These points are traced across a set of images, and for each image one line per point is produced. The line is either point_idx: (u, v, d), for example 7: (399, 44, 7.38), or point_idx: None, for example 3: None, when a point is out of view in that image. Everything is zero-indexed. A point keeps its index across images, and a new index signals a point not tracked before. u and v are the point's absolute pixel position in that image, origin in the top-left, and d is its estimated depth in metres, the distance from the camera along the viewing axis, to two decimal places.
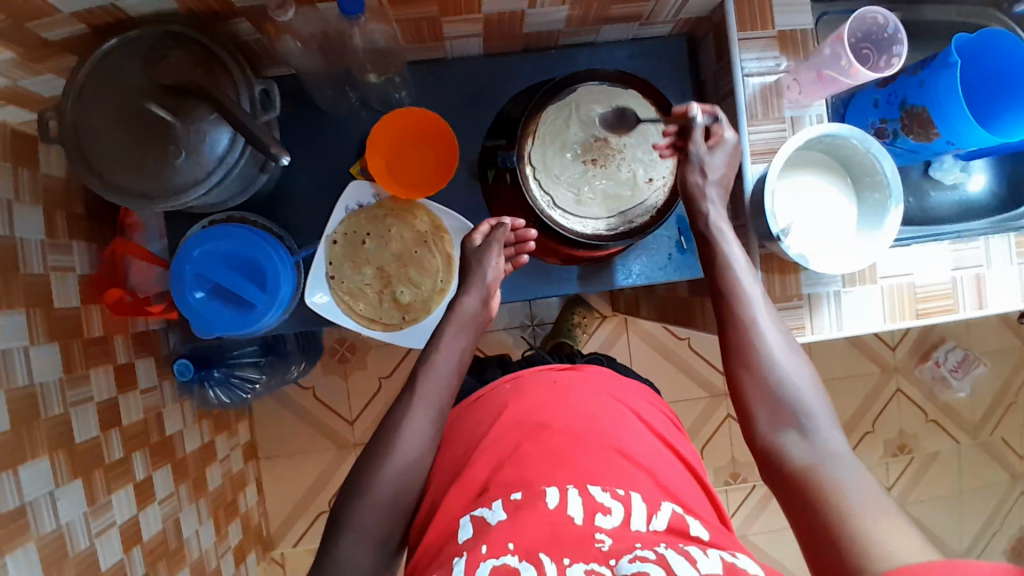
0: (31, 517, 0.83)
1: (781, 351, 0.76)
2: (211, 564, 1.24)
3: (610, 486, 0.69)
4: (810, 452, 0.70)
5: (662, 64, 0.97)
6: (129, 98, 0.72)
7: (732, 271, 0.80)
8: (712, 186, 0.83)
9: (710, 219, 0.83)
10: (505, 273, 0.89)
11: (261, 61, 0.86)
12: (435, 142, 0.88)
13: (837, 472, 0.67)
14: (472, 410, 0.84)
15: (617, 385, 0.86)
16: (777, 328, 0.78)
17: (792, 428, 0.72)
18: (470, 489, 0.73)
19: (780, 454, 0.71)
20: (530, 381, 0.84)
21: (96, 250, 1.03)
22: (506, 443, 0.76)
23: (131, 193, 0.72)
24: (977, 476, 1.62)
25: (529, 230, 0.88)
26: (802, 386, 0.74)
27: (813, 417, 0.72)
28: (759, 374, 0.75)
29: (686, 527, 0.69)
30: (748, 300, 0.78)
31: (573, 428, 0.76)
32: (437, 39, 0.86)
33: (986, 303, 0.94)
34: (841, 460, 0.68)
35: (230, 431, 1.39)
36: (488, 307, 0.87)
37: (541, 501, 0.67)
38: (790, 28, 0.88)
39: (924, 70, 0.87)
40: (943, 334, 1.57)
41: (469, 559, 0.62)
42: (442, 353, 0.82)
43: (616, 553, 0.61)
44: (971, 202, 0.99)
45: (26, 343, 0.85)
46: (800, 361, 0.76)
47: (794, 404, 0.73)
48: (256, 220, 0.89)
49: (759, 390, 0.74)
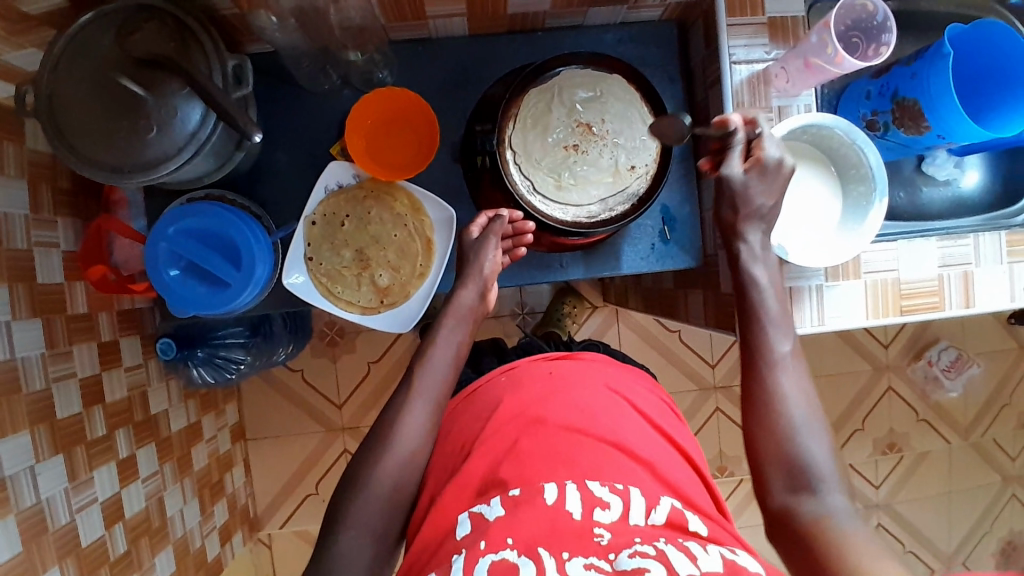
0: (11, 492, 0.83)
1: (804, 414, 0.75)
2: (196, 543, 1.24)
3: (609, 480, 0.69)
4: (824, 516, 0.69)
5: (652, 49, 0.95)
6: (102, 70, 0.71)
7: (763, 328, 0.78)
8: (745, 223, 0.80)
9: (743, 268, 0.80)
10: (503, 266, 0.89)
11: (243, 38, 0.85)
12: (415, 125, 0.88)
13: (848, 530, 0.67)
14: (467, 403, 0.83)
15: (615, 374, 0.86)
16: (803, 391, 0.76)
17: (805, 489, 0.71)
18: (470, 487, 0.71)
19: (792, 512, 0.71)
20: (527, 373, 0.83)
21: (82, 226, 1.03)
22: (503, 436, 0.74)
23: (103, 168, 0.72)
24: (966, 478, 1.61)
25: (527, 222, 0.87)
26: (820, 453, 0.73)
27: (829, 483, 0.71)
28: (778, 434, 0.73)
29: (684, 521, 0.68)
30: (776, 361, 0.77)
31: (571, 423, 0.75)
32: (420, 17, 0.85)
33: (974, 301, 0.92)
34: (852, 521, 0.68)
35: (218, 411, 1.40)
36: (487, 299, 0.88)
37: (539, 497, 0.66)
38: (781, 15, 0.86)
39: (917, 62, 0.86)
40: (937, 333, 1.55)
41: (468, 555, 0.62)
42: (438, 347, 0.83)
43: (616, 547, 0.62)
44: (964, 198, 0.97)
45: (8, 318, 0.85)
46: (821, 423, 0.75)
47: (812, 468, 0.72)
48: (234, 199, 0.88)
49: (776, 451, 0.73)
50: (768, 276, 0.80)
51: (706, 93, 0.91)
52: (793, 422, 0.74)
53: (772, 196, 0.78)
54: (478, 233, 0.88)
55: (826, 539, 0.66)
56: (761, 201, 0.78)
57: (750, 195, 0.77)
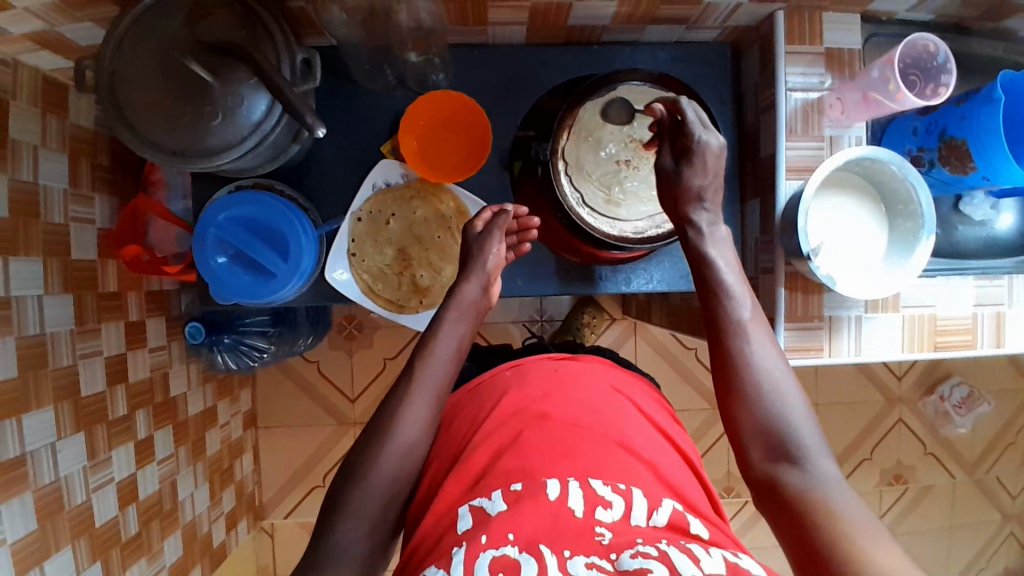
0: (30, 467, 0.82)
1: (768, 376, 0.73)
2: (203, 529, 1.24)
3: (612, 480, 0.68)
4: (809, 483, 0.67)
5: (705, 69, 0.96)
6: (168, 51, 0.71)
7: (722, 299, 0.77)
8: (702, 210, 0.81)
9: (710, 267, 0.80)
10: (506, 260, 0.90)
11: (304, 30, 0.86)
12: (466, 134, 0.89)
13: (831, 497, 0.65)
14: (474, 395, 0.84)
15: (616, 376, 0.86)
16: (768, 353, 0.75)
17: (784, 456, 0.69)
18: (467, 477, 0.71)
19: (775, 483, 0.69)
20: (532, 370, 0.83)
21: (117, 204, 1.02)
22: (507, 430, 0.75)
23: (163, 149, 0.72)
24: (967, 513, 1.62)
25: (531, 218, 0.90)
26: (797, 416, 0.71)
27: (807, 447, 0.69)
28: (750, 403, 0.72)
29: (686, 524, 0.66)
30: (736, 327, 0.76)
31: (574, 421, 0.75)
32: (482, 23, 0.85)
33: (1004, 341, 0.94)
34: (834, 486, 0.66)
35: (233, 397, 1.39)
36: (487, 294, 0.87)
37: (542, 493, 0.65)
38: (838, 46, 0.87)
39: (967, 103, 0.86)
40: (950, 368, 1.57)
41: (468, 549, 0.60)
42: (441, 339, 0.81)
43: (617, 547, 0.60)
44: (996, 240, 0.95)
45: (41, 292, 0.85)
46: (795, 388, 0.73)
47: (783, 432, 0.70)
48: (282, 189, 0.90)
49: (748, 420, 0.72)
50: (721, 257, 0.80)
51: (757, 118, 0.92)
52: (756, 384, 0.72)
53: (704, 176, 0.81)
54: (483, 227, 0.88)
55: (812, 507, 0.64)
56: (699, 183, 0.81)
57: (685, 179, 0.81)
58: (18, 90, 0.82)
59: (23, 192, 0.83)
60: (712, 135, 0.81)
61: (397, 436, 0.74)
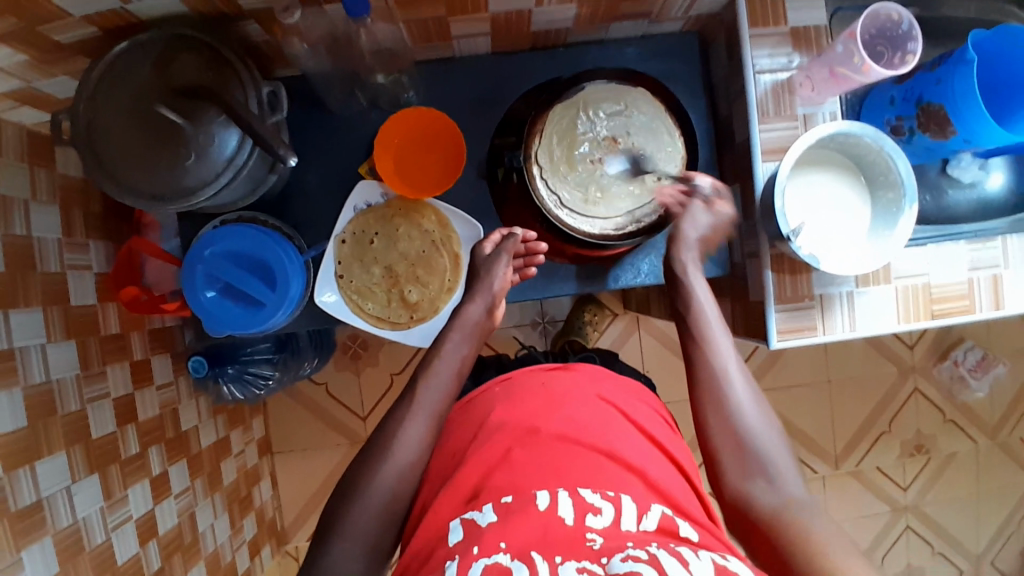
0: (47, 511, 0.84)
1: (747, 396, 0.77)
2: (227, 557, 1.25)
3: (600, 488, 0.68)
4: (778, 502, 0.71)
5: (672, 61, 0.97)
6: (140, 99, 0.73)
7: (704, 318, 0.81)
8: (690, 245, 0.85)
9: (688, 296, 0.83)
10: (513, 282, 0.91)
11: (273, 62, 0.88)
12: (442, 146, 0.90)
13: (805, 519, 0.68)
14: (464, 415, 0.83)
15: (611, 388, 0.84)
16: (745, 379, 0.78)
17: (758, 477, 0.73)
18: (460, 492, 0.71)
19: (745, 499, 0.72)
20: (522, 385, 0.82)
21: (112, 248, 1.04)
22: (495, 448, 0.74)
23: (142, 195, 0.73)
24: (994, 477, 1.60)
25: (540, 243, 0.91)
26: (772, 440, 0.75)
27: (783, 473, 0.73)
28: (727, 419, 0.76)
29: (675, 527, 0.66)
30: (720, 349, 0.80)
31: (562, 435, 0.74)
32: (446, 38, 0.86)
33: (1003, 304, 0.92)
34: (807, 509, 0.70)
35: (245, 425, 1.41)
36: (493, 315, 0.88)
37: (532, 504, 0.66)
38: (803, 24, 0.86)
39: (941, 67, 0.83)
40: (962, 333, 1.54)
41: (460, 561, 0.61)
42: (443, 358, 0.82)
43: (608, 551, 0.60)
44: (990, 200, 0.94)
45: (43, 341, 0.86)
46: (770, 420, 0.77)
47: (759, 451, 0.74)
48: (266, 219, 0.92)
49: (727, 436, 0.75)
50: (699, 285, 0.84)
51: (730, 104, 0.92)
52: (738, 404, 0.76)
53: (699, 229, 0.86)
54: (492, 250, 0.90)
55: (784, 527, 0.68)
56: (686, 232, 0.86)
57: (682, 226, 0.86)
58: (3, 147, 0.84)
59: (17, 246, 0.84)
60: (734, 206, 0.87)
61: (397, 457, 0.74)
